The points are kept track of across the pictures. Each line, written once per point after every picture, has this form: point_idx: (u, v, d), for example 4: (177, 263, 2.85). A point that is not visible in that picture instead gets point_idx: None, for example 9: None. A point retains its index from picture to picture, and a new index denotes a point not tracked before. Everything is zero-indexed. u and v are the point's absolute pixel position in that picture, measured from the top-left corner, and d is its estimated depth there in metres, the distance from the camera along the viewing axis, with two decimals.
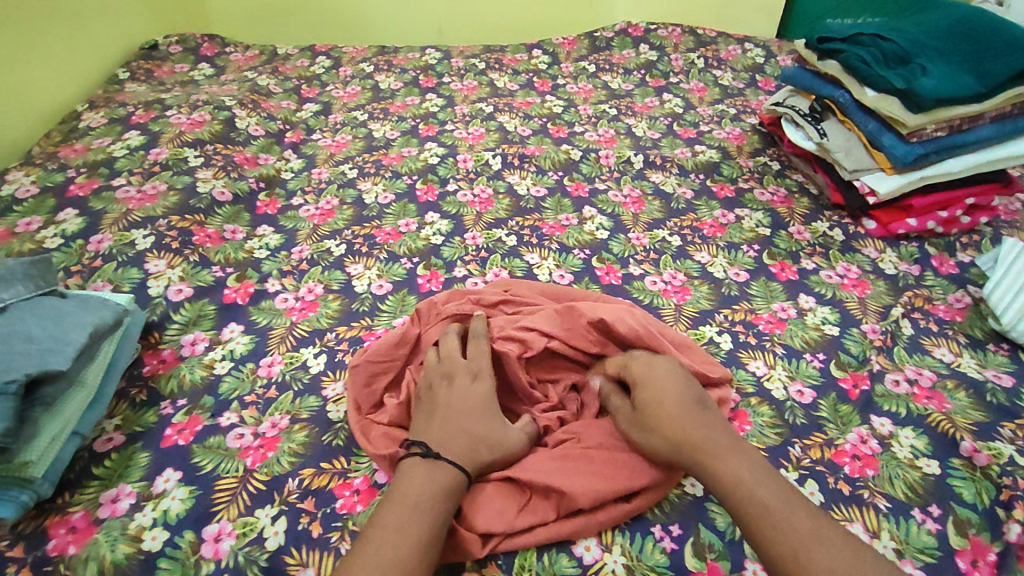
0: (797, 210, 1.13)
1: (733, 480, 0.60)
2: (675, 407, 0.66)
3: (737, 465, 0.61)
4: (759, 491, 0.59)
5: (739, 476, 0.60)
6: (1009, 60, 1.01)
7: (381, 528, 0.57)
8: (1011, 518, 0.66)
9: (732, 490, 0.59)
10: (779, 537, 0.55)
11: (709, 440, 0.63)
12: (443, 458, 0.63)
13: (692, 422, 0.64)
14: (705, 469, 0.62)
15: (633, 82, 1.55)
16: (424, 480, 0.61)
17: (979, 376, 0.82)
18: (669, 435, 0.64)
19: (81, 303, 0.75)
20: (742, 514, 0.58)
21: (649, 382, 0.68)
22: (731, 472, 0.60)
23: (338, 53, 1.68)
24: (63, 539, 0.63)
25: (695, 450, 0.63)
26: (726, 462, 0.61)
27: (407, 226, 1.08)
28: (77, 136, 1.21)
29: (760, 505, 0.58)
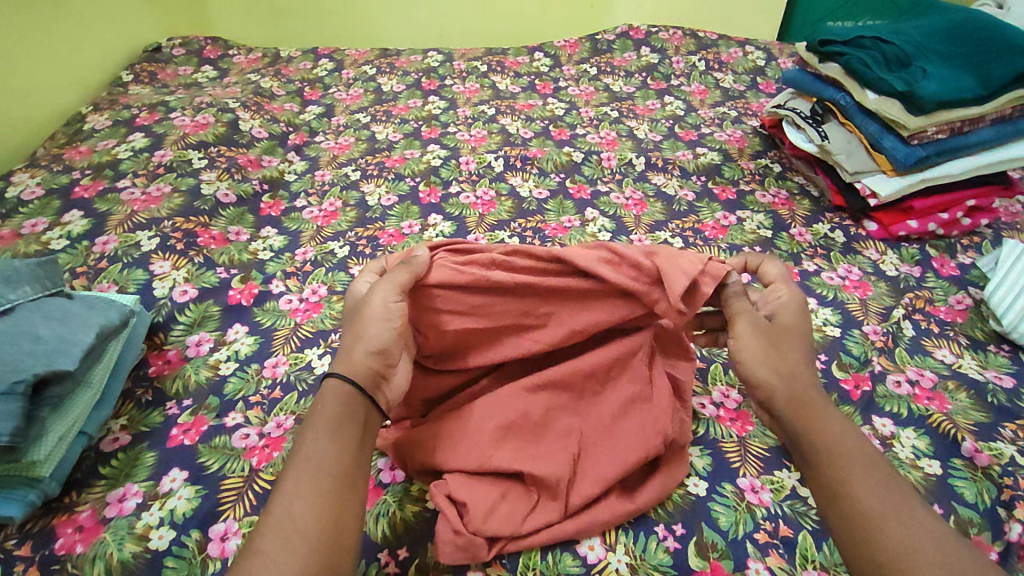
0: (798, 212, 1.14)
1: (833, 438, 0.55)
2: (801, 351, 0.63)
3: (837, 422, 0.56)
4: (856, 451, 0.54)
5: (836, 431, 0.55)
6: (1008, 63, 1.02)
7: (285, 495, 0.51)
8: (1012, 518, 0.66)
9: (829, 444, 0.54)
10: (868, 502, 0.50)
11: (815, 388, 0.60)
12: (335, 396, 0.58)
13: (804, 368, 0.61)
14: (805, 413, 0.57)
15: (634, 84, 1.55)
16: (324, 427, 0.55)
17: (980, 377, 0.82)
18: (774, 360, 0.61)
19: (87, 304, 0.75)
20: (829, 468, 0.53)
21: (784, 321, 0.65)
22: (831, 424, 0.56)
23: (341, 56, 1.68)
24: (71, 538, 0.63)
25: (796, 388, 0.59)
26: (827, 416, 0.57)
27: (410, 228, 1.09)
28: (82, 138, 1.21)
29: (853, 465, 0.53)
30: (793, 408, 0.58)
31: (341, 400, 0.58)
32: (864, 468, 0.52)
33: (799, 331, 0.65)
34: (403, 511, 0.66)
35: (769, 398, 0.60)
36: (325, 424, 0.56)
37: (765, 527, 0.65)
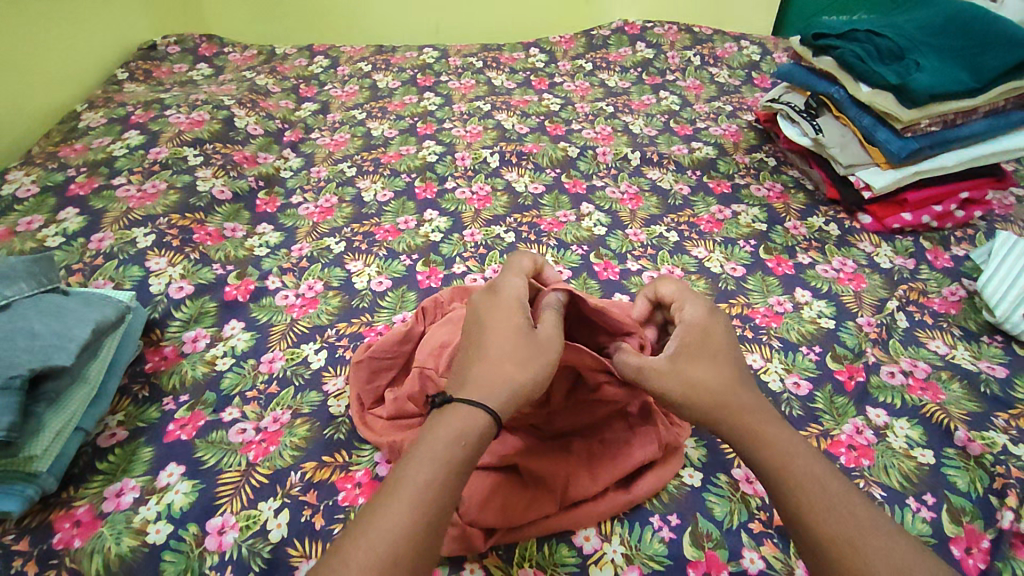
0: (793, 205, 1.14)
1: (778, 457, 0.54)
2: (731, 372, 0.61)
3: (783, 441, 0.56)
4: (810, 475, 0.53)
5: (786, 454, 0.55)
6: (1002, 54, 1.02)
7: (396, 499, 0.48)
8: (1004, 506, 0.67)
9: (775, 463, 0.54)
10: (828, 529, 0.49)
11: (755, 412, 0.58)
12: (462, 420, 0.53)
13: (732, 388, 0.59)
14: (750, 442, 0.56)
15: (629, 80, 1.56)
16: (434, 454, 0.51)
17: (973, 367, 0.83)
18: (708, 379, 0.59)
19: (83, 300, 0.75)
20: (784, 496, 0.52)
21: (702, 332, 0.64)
22: (776, 448, 0.55)
23: (336, 52, 1.68)
24: (68, 533, 0.64)
25: (735, 416, 0.57)
26: (772, 439, 0.56)
27: (406, 223, 1.09)
28: (76, 136, 1.21)
29: (807, 487, 0.52)
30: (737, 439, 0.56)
31: (463, 430, 0.53)
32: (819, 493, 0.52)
33: (721, 344, 0.64)
34: None
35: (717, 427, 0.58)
36: (438, 455, 0.51)
37: (760, 517, 0.66)
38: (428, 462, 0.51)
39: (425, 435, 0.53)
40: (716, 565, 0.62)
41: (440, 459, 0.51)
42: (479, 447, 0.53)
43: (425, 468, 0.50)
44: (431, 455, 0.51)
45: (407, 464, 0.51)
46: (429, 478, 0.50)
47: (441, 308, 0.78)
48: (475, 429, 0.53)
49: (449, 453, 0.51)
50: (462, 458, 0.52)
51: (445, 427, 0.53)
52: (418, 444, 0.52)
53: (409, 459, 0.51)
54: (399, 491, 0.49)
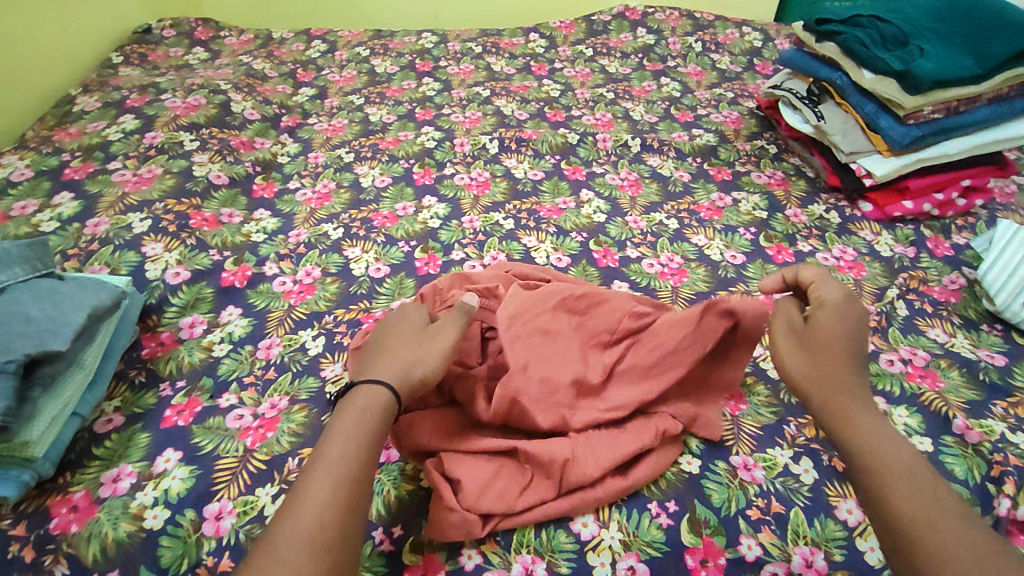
0: (793, 193, 1.13)
1: (870, 435, 0.57)
2: (844, 359, 0.64)
3: (881, 426, 0.58)
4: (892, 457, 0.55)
5: (875, 437, 0.57)
6: (1006, 41, 1.01)
7: (309, 487, 0.52)
8: (1001, 494, 0.67)
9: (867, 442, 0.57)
10: (917, 503, 0.51)
11: (856, 400, 0.60)
12: (364, 398, 0.59)
13: (841, 375, 0.63)
14: (843, 416, 0.59)
15: (630, 66, 1.54)
16: (343, 434, 0.56)
17: (973, 356, 0.83)
18: (807, 367, 0.63)
19: (78, 285, 0.74)
20: (875, 468, 0.55)
21: (831, 322, 0.67)
22: (862, 430, 0.58)
23: (333, 37, 1.67)
24: (65, 518, 0.63)
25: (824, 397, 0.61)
26: (858, 420, 0.58)
27: (404, 209, 1.08)
28: (71, 120, 1.20)
29: (902, 467, 0.54)
30: (833, 415, 0.60)
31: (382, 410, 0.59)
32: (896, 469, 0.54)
33: (846, 338, 0.66)
34: (398, 490, 0.66)
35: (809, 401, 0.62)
36: (347, 434, 0.56)
37: (758, 504, 0.66)
38: (344, 442, 0.55)
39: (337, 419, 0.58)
40: (713, 552, 0.62)
41: (348, 438, 0.56)
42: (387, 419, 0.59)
43: (337, 449, 0.54)
44: (347, 435, 0.56)
45: (323, 447, 0.55)
46: (337, 456, 0.54)
47: (440, 295, 0.78)
48: (377, 410, 0.59)
49: (365, 435, 0.56)
50: (371, 435, 0.57)
51: (347, 412, 0.58)
52: (331, 426, 0.57)
53: (324, 443, 0.55)
54: (315, 473, 0.53)
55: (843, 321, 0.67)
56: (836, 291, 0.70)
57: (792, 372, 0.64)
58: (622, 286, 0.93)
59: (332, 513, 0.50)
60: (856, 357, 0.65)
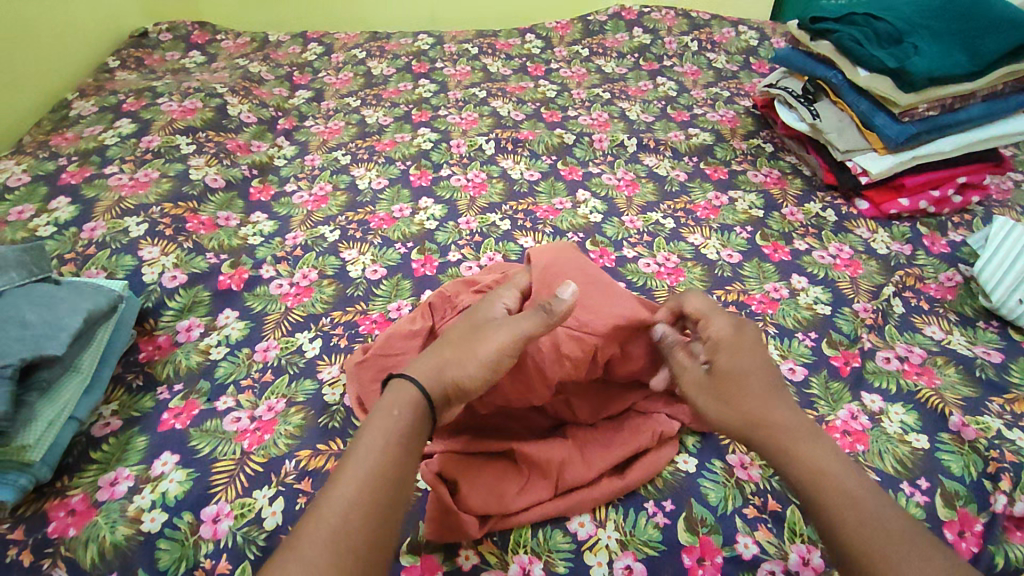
0: (789, 191, 1.13)
1: (811, 469, 0.54)
2: (759, 390, 0.60)
3: (817, 450, 0.56)
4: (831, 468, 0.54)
5: (815, 455, 0.55)
6: (999, 38, 1.01)
7: (343, 482, 0.51)
8: (997, 490, 0.67)
9: (807, 478, 0.54)
10: (867, 534, 0.50)
11: (788, 429, 0.57)
12: (398, 398, 0.58)
13: (766, 403, 0.59)
14: (784, 457, 0.56)
15: (626, 66, 1.54)
16: (381, 431, 0.55)
17: (969, 353, 0.83)
18: (724, 415, 0.60)
19: (75, 290, 0.75)
20: (820, 507, 0.53)
21: (731, 358, 0.63)
22: (806, 449, 0.56)
23: (330, 39, 1.67)
24: (63, 522, 0.63)
25: (769, 431, 0.58)
26: (801, 439, 0.57)
27: (401, 211, 1.08)
28: (68, 125, 1.20)
29: (848, 500, 0.52)
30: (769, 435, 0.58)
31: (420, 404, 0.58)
32: (843, 478, 0.54)
33: (757, 366, 0.63)
34: None
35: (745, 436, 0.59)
36: (387, 433, 0.55)
37: (754, 503, 0.66)
38: (382, 441, 0.54)
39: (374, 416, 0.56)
40: (710, 550, 0.62)
41: (392, 436, 0.55)
42: (424, 416, 0.58)
43: (375, 448, 0.53)
44: (384, 430, 0.55)
45: (359, 444, 0.54)
46: (377, 455, 0.53)
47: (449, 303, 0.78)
48: (407, 413, 0.57)
49: (404, 431, 0.56)
50: (408, 437, 0.55)
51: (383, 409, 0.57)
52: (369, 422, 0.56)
53: (362, 441, 0.54)
54: (352, 469, 0.52)
55: (734, 347, 0.64)
56: (722, 320, 0.67)
57: (719, 417, 0.60)
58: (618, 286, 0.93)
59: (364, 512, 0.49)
60: (771, 379, 0.62)
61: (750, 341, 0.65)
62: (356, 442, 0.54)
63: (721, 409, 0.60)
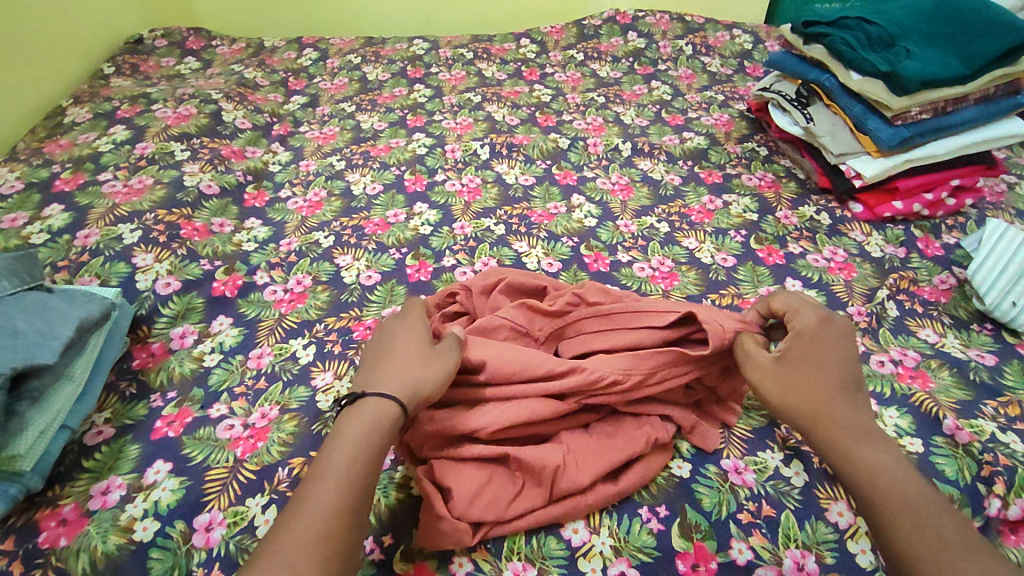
0: (784, 195, 1.14)
1: (869, 468, 0.56)
2: (830, 388, 0.62)
3: (873, 449, 0.58)
4: (890, 474, 0.56)
5: (876, 458, 0.57)
6: (991, 42, 1.02)
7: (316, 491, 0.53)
8: (991, 494, 0.67)
9: (862, 474, 0.56)
10: (905, 531, 0.52)
11: (850, 427, 0.59)
12: (370, 413, 0.59)
13: (836, 401, 0.61)
14: (842, 454, 0.58)
15: (621, 70, 1.55)
16: (349, 440, 0.57)
17: (963, 356, 0.83)
18: (782, 396, 0.62)
19: (67, 298, 0.74)
20: (875, 500, 0.55)
21: (813, 353, 0.64)
22: (869, 453, 0.57)
23: (325, 45, 1.67)
24: (55, 532, 0.63)
25: (827, 426, 0.60)
26: (863, 441, 0.58)
27: (395, 216, 1.08)
28: (62, 132, 1.20)
29: (900, 501, 0.54)
30: (830, 433, 0.59)
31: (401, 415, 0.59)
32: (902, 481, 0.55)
33: (831, 365, 0.63)
34: (388, 499, 0.66)
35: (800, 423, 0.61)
36: (353, 441, 0.57)
37: (748, 508, 0.66)
38: (349, 449, 0.56)
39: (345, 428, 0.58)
40: (704, 556, 0.62)
41: (361, 444, 0.57)
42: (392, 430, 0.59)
43: (343, 453, 0.56)
44: (348, 443, 0.57)
45: (330, 453, 0.56)
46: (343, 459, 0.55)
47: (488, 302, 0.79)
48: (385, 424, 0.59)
49: (368, 447, 0.57)
50: (376, 441, 0.57)
51: (352, 422, 0.58)
52: (340, 431, 0.58)
53: (333, 448, 0.56)
54: (323, 477, 0.54)
55: (818, 346, 0.65)
56: (812, 316, 0.67)
57: (783, 407, 0.62)
58: (613, 290, 0.93)
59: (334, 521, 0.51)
60: (848, 380, 0.63)
61: (835, 342, 0.65)
62: (328, 450, 0.56)
63: (784, 393, 0.62)
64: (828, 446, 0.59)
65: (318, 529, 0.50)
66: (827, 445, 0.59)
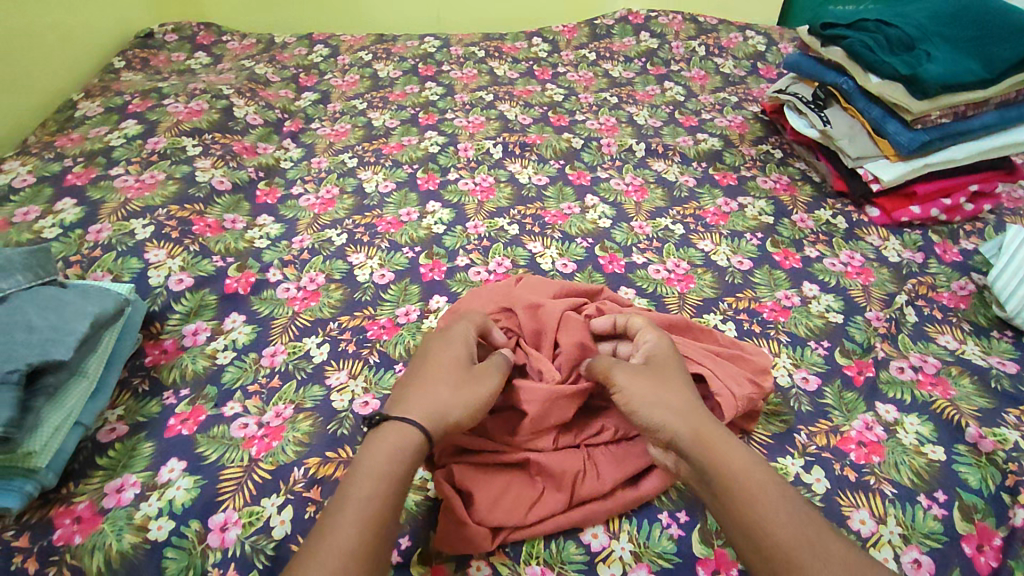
0: (799, 198, 1.13)
1: (733, 473, 0.55)
2: (682, 396, 0.62)
3: (739, 456, 0.57)
4: (757, 482, 0.55)
5: (739, 465, 0.56)
6: (1014, 46, 1.01)
7: (336, 526, 0.51)
8: (1016, 504, 0.66)
9: (728, 484, 0.55)
10: (779, 543, 0.51)
11: (715, 433, 0.59)
12: (393, 436, 0.57)
13: (691, 410, 0.60)
14: (706, 462, 0.57)
15: (633, 70, 1.54)
16: (374, 471, 0.55)
17: (983, 363, 0.82)
18: (660, 413, 0.60)
19: (81, 293, 0.74)
20: (740, 511, 0.53)
21: (662, 364, 0.66)
22: (732, 460, 0.56)
23: (336, 41, 1.66)
24: (69, 529, 0.63)
25: (693, 434, 0.58)
26: (725, 448, 0.57)
27: (408, 215, 1.07)
28: (73, 126, 1.19)
29: (768, 509, 0.53)
30: (696, 445, 0.58)
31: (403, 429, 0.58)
32: (766, 483, 0.55)
33: (676, 373, 0.65)
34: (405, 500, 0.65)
35: (672, 440, 0.59)
36: (378, 471, 0.55)
37: None
38: (374, 482, 0.54)
39: (368, 452, 0.56)
40: (725, 563, 0.61)
41: (385, 473, 0.55)
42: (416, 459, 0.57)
43: (367, 485, 0.54)
44: (374, 474, 0.54)
45: (353, 484, 0.54)
46: (366, 491, 0.53)
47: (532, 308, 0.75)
48: (406, 447, 0.57)
49: (393, 477, 0.55)
50: (399, 472, 0.55)
51: (376, 446, 0.57)
52: (363, 460, 0.56)
53: (356, 479, 0.54)
54: (345, 511, 0.52)
55: (662, 359, 0.66)
56: (653, 335, 0.69)
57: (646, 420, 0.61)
58: (629, 292, 0.92)
59: (353, 560, 0.49)
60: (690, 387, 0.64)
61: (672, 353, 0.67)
62: (349, 481, 0.54)
63: (660, 410, 0.60)
64: (693, 458, 0.57)
65: (338, 566, 0.48)
66: (692, 457, 0.58)
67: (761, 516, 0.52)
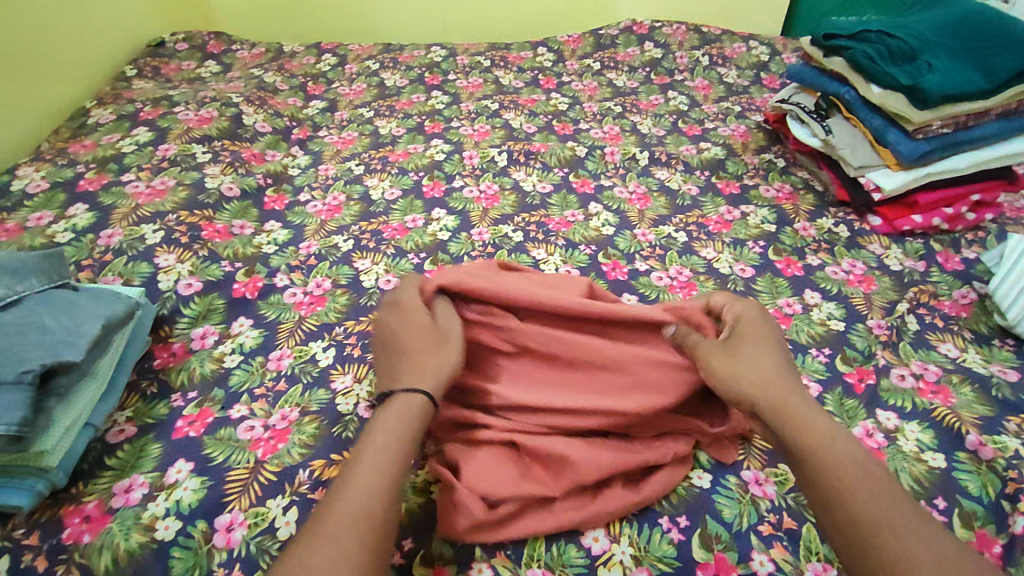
0: (802, 207, 1.14)
1: (827, 448, 0.57)
2: (776, 374, 0.65)
3: (833, 432, 0.59)
4: (851, 461, 0.56)
5: (832, 443, 0.58)
6: (1015, 57, 1.02)
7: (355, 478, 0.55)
8: (1016, 511, 0.66)
9: (821, 458, 0.57)
10: (870, 520, 0.52)
11: (806, 411, 0.61)
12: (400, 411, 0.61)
13: (783, 386, 0.63)
14: (799, 436, 0.59)
15: (637, 79, 1.55)
16: (386, 430, 0.59)
17: (985, 371, 0.82)
18: (757, 379, 0.64)
19: (93, 297, 0.75)
20: (830, 485, 0.55)
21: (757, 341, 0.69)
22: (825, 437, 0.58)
23: (344, 51, 1.68)
24: (78, 528, 0.64)
25: (784, 409, 0.61)
26: (817, 427, 0.59)
27: (414, 221, 1.09)
28: (86, 132, 1.22)
29: (860, 488, 0.54)
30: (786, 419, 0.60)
31: (405, 408, 0.61)
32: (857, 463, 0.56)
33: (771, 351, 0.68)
34: (408, 503, 0.66)
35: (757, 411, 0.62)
36: (389, 431, 0.59)
37: (769, 520, 0.65)
38: (386, 439, 0.58)
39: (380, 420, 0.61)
40: (725, 567, 0.61)
41: (395, 433, 0.59)
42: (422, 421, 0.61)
43: (381, 441, 0.58)
44: (386, 434, 0.59)
45: (366, 442, 0.58)
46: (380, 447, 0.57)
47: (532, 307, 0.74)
48: (410, 415, 0.61)
49: (401, 435, 0.59)
50: (408, 434, 0.59)
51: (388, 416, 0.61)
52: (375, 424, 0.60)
53: (369, 438, 0.59)
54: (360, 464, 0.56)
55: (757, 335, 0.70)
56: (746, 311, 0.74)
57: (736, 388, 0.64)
58: (631, 299, 0.93)
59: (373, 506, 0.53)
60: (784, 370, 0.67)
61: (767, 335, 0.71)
62: (364, 439, 0.59)
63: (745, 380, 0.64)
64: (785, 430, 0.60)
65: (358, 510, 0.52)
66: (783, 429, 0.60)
67: (850, 491, 0.54)
